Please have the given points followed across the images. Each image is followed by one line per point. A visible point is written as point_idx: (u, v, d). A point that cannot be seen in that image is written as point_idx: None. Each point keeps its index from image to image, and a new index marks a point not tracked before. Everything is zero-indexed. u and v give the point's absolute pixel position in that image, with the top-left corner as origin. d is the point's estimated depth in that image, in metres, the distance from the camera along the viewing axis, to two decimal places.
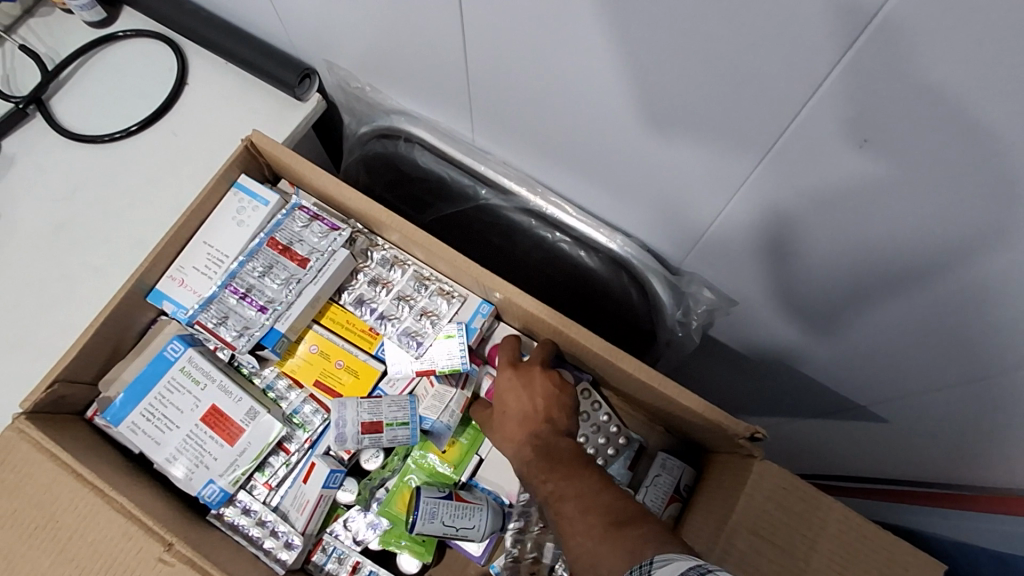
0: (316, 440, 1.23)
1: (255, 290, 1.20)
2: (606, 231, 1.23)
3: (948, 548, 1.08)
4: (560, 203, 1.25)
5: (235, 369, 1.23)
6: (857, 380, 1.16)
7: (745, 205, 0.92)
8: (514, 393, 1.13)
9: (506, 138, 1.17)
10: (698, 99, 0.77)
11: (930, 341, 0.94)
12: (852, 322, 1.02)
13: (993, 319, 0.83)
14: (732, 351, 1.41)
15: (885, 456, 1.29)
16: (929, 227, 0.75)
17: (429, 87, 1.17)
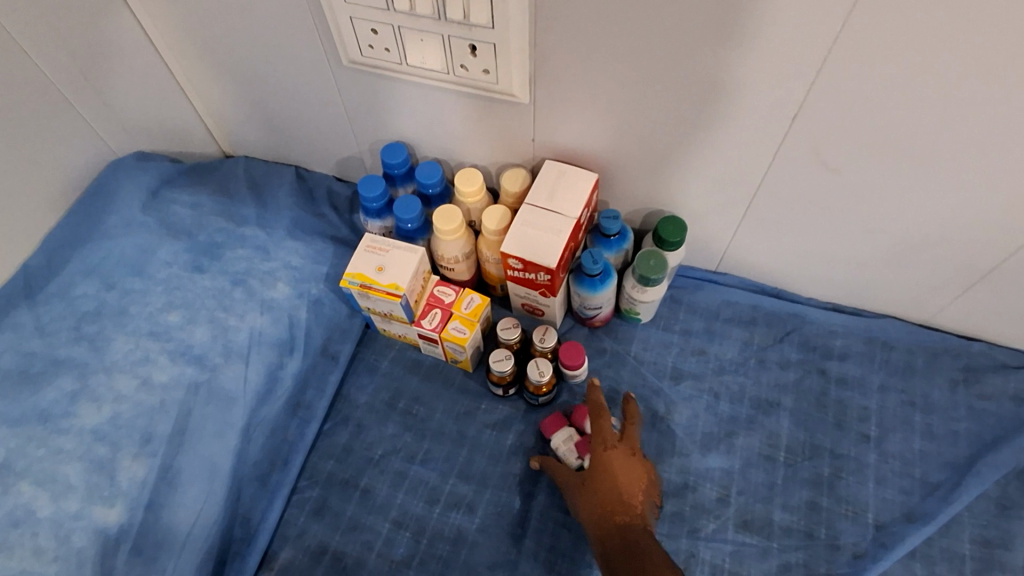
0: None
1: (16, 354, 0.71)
2: (479, 73, 0.74)
3: (853, 456, 0.83)
4: (440, 62, 0.74)
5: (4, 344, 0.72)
6: (690, 182, 0.82)
7: (617, 59, 0.68)
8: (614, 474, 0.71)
9: (395, 77, 0.78)
10: (584, 62, 0.70)
11: (729, 122, 0.72)
12: (743, 185, 0.79)
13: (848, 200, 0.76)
14: (488, 286, 0.95)
15: (767, 306, 0.93)
16: (796, 81, 0.64)
17: (310, 46, 0.77)
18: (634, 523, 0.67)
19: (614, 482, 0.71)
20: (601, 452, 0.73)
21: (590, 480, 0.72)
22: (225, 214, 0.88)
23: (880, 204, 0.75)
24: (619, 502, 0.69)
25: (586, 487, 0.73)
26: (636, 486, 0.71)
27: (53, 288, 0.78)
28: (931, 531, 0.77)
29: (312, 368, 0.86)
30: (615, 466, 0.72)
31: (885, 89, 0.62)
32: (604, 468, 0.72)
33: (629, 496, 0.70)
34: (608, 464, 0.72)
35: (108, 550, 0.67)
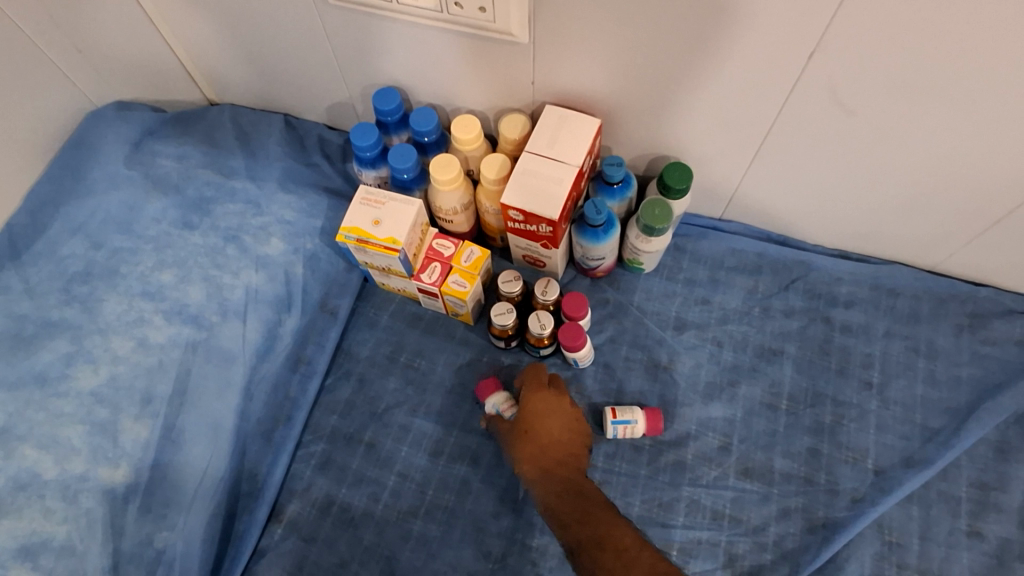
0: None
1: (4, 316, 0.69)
2: (475, 11, 0.69)
3: (855, 403, 0.83)
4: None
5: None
6: (698, 125, 0.78)
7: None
8: (547, 424, 0.76)
9: (386, 15, 0.73)
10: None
11: (742, 62, 0.67)
12: (753, 127, 0.76)
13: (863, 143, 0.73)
14: (488, 237, 0.93)
15: (772, 253, 0.91)
16: (814, 17, 0.60)
17: None
18: (568, 464, 0.74)
19: (546, 437, 0.75)
20: (530, 407, 0.77)
21: (523, 433, 0.76)
22: (212, 166, 0.85)
23: (892, 148, 0.72)
24: (549, 450, 0.74)
25: (521, 441, 0.76)
26: (572, 440, 0.76)
27: (40, 248, 0.76)
28: (930, 475, 0.78)
29: (311, 324, 0.84)
30: (550, 427, 0.76)
31: (911, 28, 0.58)
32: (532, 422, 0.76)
33: (554, 441, 0.75)
34: (538, 412, 0.77)
35: (117, 510, 0.68)
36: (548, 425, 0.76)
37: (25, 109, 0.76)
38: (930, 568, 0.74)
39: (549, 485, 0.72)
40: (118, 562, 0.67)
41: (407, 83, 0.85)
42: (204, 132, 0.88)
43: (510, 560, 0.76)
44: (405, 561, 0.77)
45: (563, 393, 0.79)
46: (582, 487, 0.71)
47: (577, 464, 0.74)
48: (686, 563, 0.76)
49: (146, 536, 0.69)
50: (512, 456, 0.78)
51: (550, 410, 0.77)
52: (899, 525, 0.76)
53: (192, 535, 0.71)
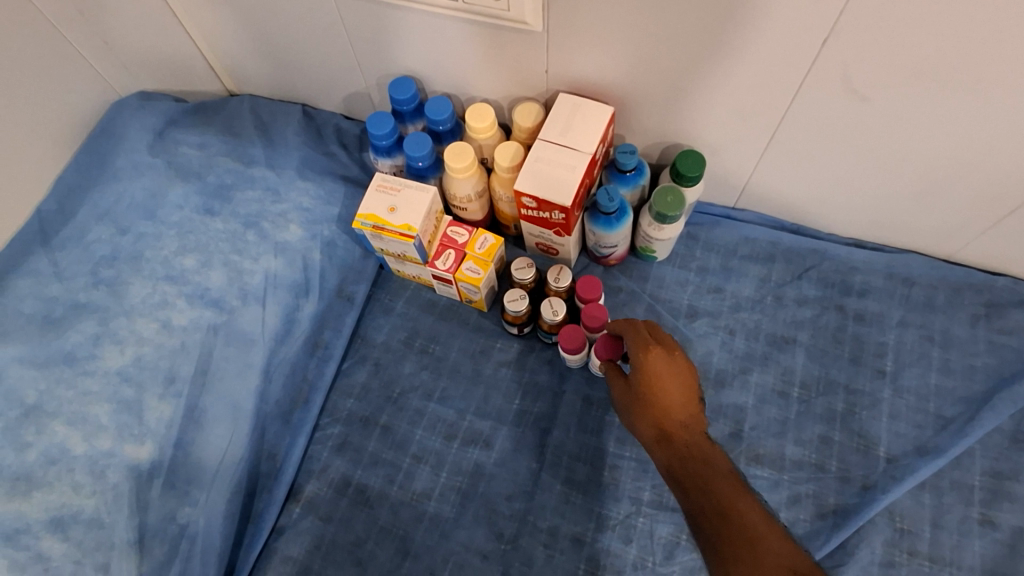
0: (24, 401, 0.69)
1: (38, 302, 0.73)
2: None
3: (867, 392, 0.83)
4: None
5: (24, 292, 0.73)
6: (711, 113, 0.78)
7: None
8: (664, 386, 0.65)
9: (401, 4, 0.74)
10: None
11: (756, 48, 0.67)
12: (767, 115, 0.76)
13: (878, 128, 0.72)
14: (502, 225, 0.94)
15: (786, 243, 0.91)
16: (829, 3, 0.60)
17: None
18: (694, 427, 0.63)
19: (662, 401, 0.64)
20: (642, 368, 0.66)
21: (637, 399, 0.66)
22: (233, 154, 0.86)
23: (907, 136, 0.72)
24: (666, 411, 0.64)
25: (636, 405, 0.67)
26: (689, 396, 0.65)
27: (67, 233, 0.78)
28: (942, 463, 0.78)
29: (328, 310, 0.86)
30: (658, 378, 0.65)
31: (925, 15, 0.58)
32: (649, 382, 0.65)
33: (673, 402, 0.64)
34: (651, 375, 0.65)
35: (142, 485, 0.70)
36: (663, 381, 0.65)
37: (50, 96, 0.78)
38: (942, 555, 0.74)
39: (669, 451, 0.62)
40: (144, 535, 0.69)
41: (423, 72, 0.86)
42: (225, 121, 0.90)
43: (521, 541, 0.78)
44: (419, 541, 0.79)
45: (672, 345, 0.67)
46: (709, 453, 0.60)
47: (703, 426, 0.64)
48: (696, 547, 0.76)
49: (169, 512, 0.71)
50: (631, 421, 0.69)
51: (658, 361, 0.66)
52: (911, 512, 0.76)
53: (213, 511, 0.73)
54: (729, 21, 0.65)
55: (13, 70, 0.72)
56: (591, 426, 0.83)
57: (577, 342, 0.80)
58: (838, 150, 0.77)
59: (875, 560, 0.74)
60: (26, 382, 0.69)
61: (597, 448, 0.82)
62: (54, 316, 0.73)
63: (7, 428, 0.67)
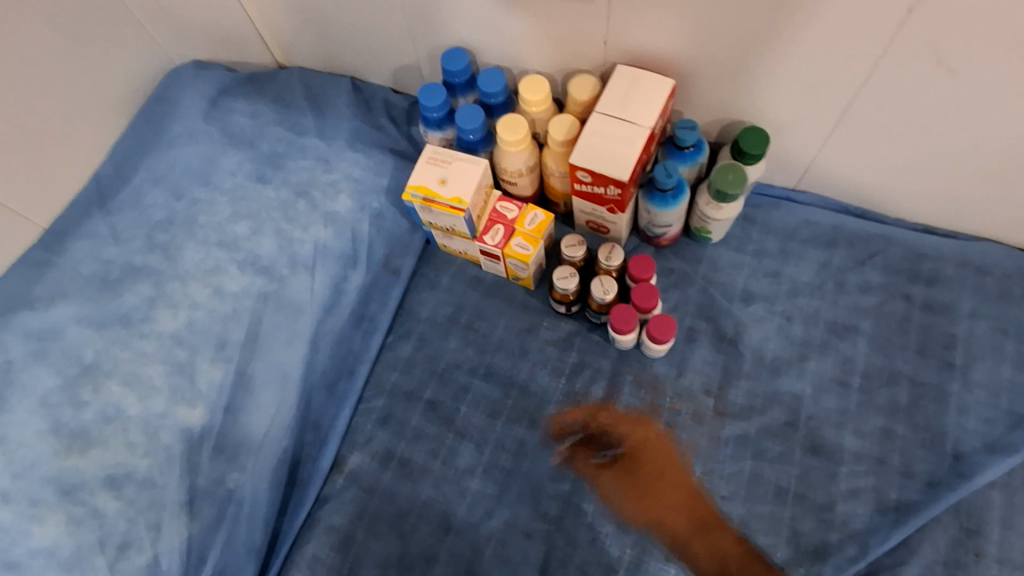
0: (81, 359, 0.70)
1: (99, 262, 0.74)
2: None
3: (934, 385, 0.79)
4: None
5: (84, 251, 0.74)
6: (780, 87, 0.75)
7: None
8: (654, 476, 0.77)
9: None
10: None
11: (835, 17, 0.64)
12: (840, 89, 0.72)
13: (963, 104, 0.68)
14: (552, 202, 0.92)
15: (849, 227, 0.87)
16: None
17: None
18: (693, 509, 0.76)
19: (654, 483, 0.77)
20: (645, 450, 0.79)
21: (622, 475, 0.78)
22: (284, 124, 0.86)
23: (996, 112, 0.67)
24: (649, 503, 0.76)
25: (619, 481, 0.78)
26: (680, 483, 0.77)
27: (124, 198, 0.79)
28: (1014, 462, 0.74)
29: (374, 282, 0.86)
30: (652, 467, 0.78)
31: None
32: (640, 467, 0.78)
33: (662, 492, 0.77)
34: (640, 450, 0.79)
35: (192, 448, 0.71)
36: (663, 466, 0.78)
37: (109, 60, 0.78)
38: (1011, 558, 0.70)
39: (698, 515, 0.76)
40: (193, 497, 0.70)
41: (477, 42, 0.84)
42: (277, 91, 0.90)
43: (565, 522, 0.76)
44: (462, 517, 0.78)
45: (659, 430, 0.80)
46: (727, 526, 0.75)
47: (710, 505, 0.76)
48: (746, 537, 0.74)
49: (218, 475, 0.72)
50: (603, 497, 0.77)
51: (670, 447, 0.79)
52: (978, 512, 0.72)
53: (260, 476, 0.74)
54: None
55: (71, 32, 0.72)
56: (639, 408, 0.81)
57: (627, 322, 0.78)
58: (917, 128, 0.73)
59: (939, 559, 0.71)
60: (84, 342, 0.70)
61: (645, 432, 0.80)
62: (112, 277, 0.74)
63: (65, 386, 0.68)
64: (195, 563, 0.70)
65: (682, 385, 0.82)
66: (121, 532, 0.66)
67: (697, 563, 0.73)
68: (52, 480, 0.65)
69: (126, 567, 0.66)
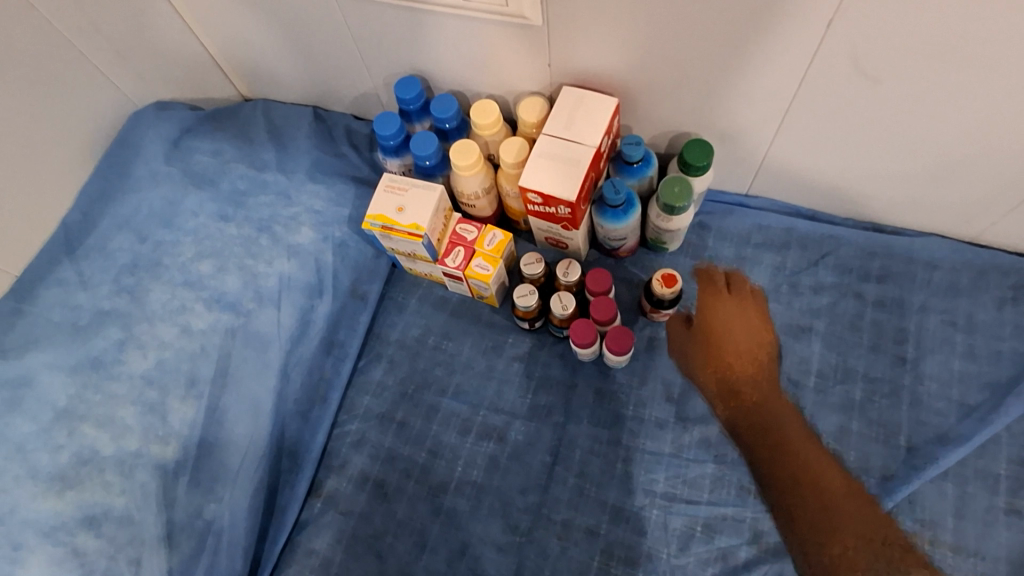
0: (55, 405, 0.72)
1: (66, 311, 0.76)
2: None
3: (888, 381, 0.81)
4: None
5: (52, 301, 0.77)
6: (720, 100, 0.77)
7: None
8: None
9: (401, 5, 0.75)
10: None
11: (760, 34, 0.66)
12: (775, 100, 0.74)
13: (891, 109, 0.70)
14: (512, 219, 0.94)
15: (801, 229, 0.89)
16: None
17: None
18: None
19: None
20: None
21: None
22: (246, 160, 0.88)
23: (922, 116, 0.70)
24: None
25: None
26: None
27: (92, 243, 0.81)
28: (966, 451, 0.76)
29: (342, 309, 0.88)
30: None
31: None
32: None
33: None
34: None
35: (168, 483, 0.73)
36: None
37: (71, 111, 0.80)
38: (965, 546, 0.73)
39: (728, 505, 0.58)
40: (172, 530, 0.73)
41: (428, 70, 0.86)
42: (237, 128, 0.92)
43: (536, 534, 0.79)
44: (436, 533, 0.80)
45: None
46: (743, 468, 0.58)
47: None
48: (711, 539, 0.76)
49: (196, 508, 0.74)
50: None
51: None
52: (933, 503, 0.75)
53: (237, 506, 0.76)
54: (730, 8, 0.64)
55: (31, 87, 0.74)
56: (603, 418, 0.83)
57: (586, 336, 0.80)
58: (851, 134, 0.75)
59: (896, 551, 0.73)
60: (59, 387, 0.73)
61: (611, 441, 0.82)
62: (82, 324, 0.76)
63: (42, 431, 0.71)
64: None
65: (644, 393, 0.84)
66: (102, 569, 0.69)
67: (664, 567, 0.76)
68: (31, 524, 0.67)
69: None
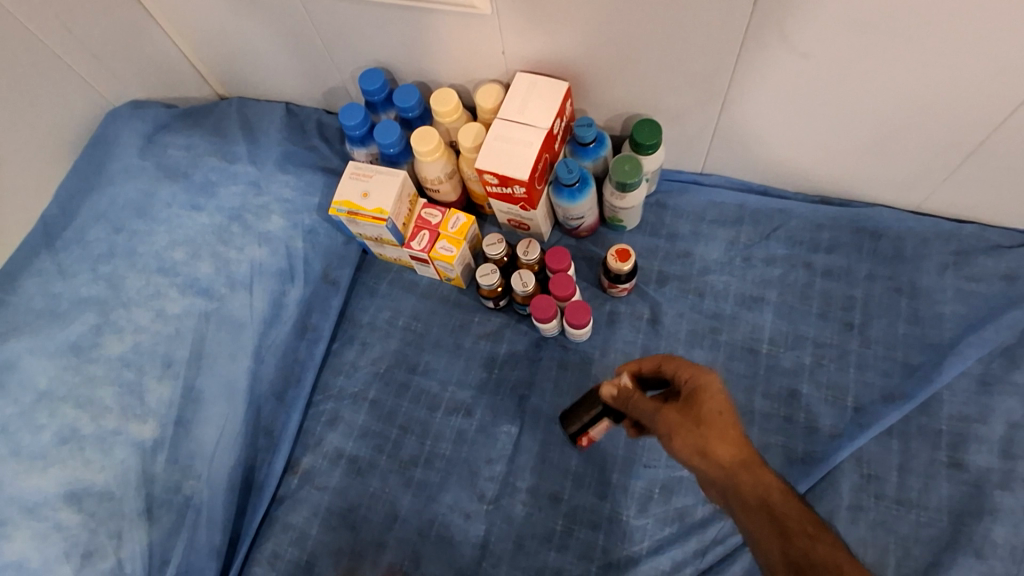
0: (33, 388, 0.75)
1: (45, 300, 0.80)
2: None
3: (836, 346, 0.85)
4: None
5: (31, 291, 0.80)
6: (666, 80, 0.80)
7: None
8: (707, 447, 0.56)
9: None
10: None
11: (694, 14, 0.70)
12: (717, 77, 0.78)
13: (825, 82, 0.73)
14: (477, 204, 0.97)
15: (754, 204, 0.92)
16: None
17: None
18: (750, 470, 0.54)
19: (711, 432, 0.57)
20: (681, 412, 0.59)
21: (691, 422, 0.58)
22: (218, 153, 0.92)
23: (853, 88, 0.73)
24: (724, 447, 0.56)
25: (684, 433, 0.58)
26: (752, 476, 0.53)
27: (69, 235, 0.85)
28: (909, 409, 0.80)
29: (314, 294, 0.92)
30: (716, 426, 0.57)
31: None
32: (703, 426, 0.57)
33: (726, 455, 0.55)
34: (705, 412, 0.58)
35: (147, 460, 0.77)
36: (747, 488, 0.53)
37: (46, 107, 0.84)
38: (908, 498, 0.76)
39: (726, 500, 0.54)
40: (151, 505, 0.76)
41: (389, 61, 0.90)
42: (209, 124, 0.96)
43: (502, 501, 0.82)
44: (407, 504, 0.84)
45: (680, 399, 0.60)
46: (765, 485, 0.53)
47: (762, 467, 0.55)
48: (668, 499, 0.80)
49: (175, 483, 0.78)
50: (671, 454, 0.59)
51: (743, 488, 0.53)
52: (877, 458, 0.78)
53: (215, 482, 0.80)
54: None
55: (8, 84, 0.77)
56: (566, 389, 0.87)
57: (546, 311, 0.84)
58: (790, 108, 0.78)
59: (843, 504, 0.76)
60: (39, 370, 0.76)
61: None
62: (62, 311, 0.80)
63: (23, 413, 0.74)
64: (158, 565, 0.76)
65: (605, 364, 0.88)
66: (83, 542, 0.72)
67: (623, 528, 0.79)
68: (14, 500, 0.71)
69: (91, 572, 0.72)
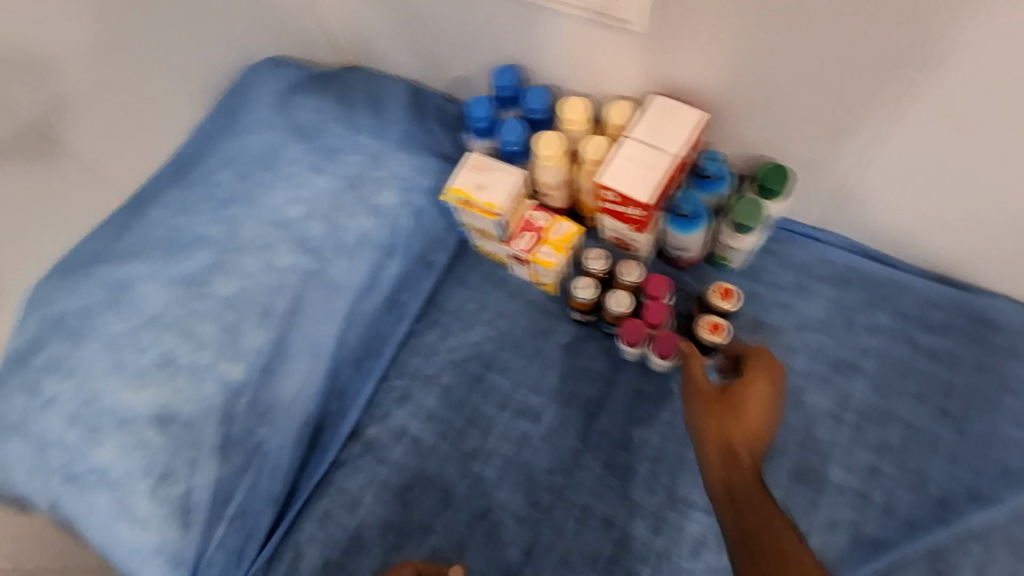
0: (145, 309, 0.80)
1: (166, 229, 0.84)
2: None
3: (931, 433, 0.81)
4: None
5: (158, 218, 0.85)
6: (806, 126, 0.78)
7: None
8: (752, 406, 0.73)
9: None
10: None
11: (859, 67, 0.67)
12: (863, 136, 0.75)
13: (981, 158, 0.70)
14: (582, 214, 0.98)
15: (865, 270, 0.90)
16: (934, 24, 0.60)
17: None
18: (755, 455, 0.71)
19: (739, 420, 0.72)
20: (745, 386, 0.74)
21: (729, 407, 0.73)
22: (341, 120, 0.93)
23: (1010, 169, 0.69)
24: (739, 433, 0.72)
25: (717, 412, 0.74)
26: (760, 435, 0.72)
27: (198, 173, 0.89)
28: (998, 514, 0.76)
29: (409, 273, 0.95)
30: (752, 401, 0.73)
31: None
32: (744, 399, 0.73)
33: (753, 421, 0.72)
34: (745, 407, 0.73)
35: (230, 400, 0.79)
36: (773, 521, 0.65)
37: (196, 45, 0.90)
38: None
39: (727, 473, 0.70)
40: (225, 444, 0.79)
41: (526, 61, 0.91)
42: (347, 88, 0.98)
43: (554, 513, 0.82)
44: (460, 495, 0.85)
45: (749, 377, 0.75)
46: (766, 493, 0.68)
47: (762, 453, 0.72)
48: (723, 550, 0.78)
49: (249, 428, 0.80)
50: (694, 413, 0.76)
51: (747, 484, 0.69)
52: (955, 557, 0.75)
53: (286, 434, 0.83)
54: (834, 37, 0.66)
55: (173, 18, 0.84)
56: (637, 417, 0.86)
57: (634, 336, 0.84)
58: (934, 178, 0.75)
59: None
60: (153, 294, 0.80)
61: (640, 439, 0.85)
62: (181, 241, 0.84)
63: (131, 330, 0.78)
64: (220, 503, 0.79)
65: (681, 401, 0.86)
66: (161, 463, 0.75)
67: (671, 568, 0.78)
68: (111, 409, 0.75)
69: (164, 493, 0.75)
